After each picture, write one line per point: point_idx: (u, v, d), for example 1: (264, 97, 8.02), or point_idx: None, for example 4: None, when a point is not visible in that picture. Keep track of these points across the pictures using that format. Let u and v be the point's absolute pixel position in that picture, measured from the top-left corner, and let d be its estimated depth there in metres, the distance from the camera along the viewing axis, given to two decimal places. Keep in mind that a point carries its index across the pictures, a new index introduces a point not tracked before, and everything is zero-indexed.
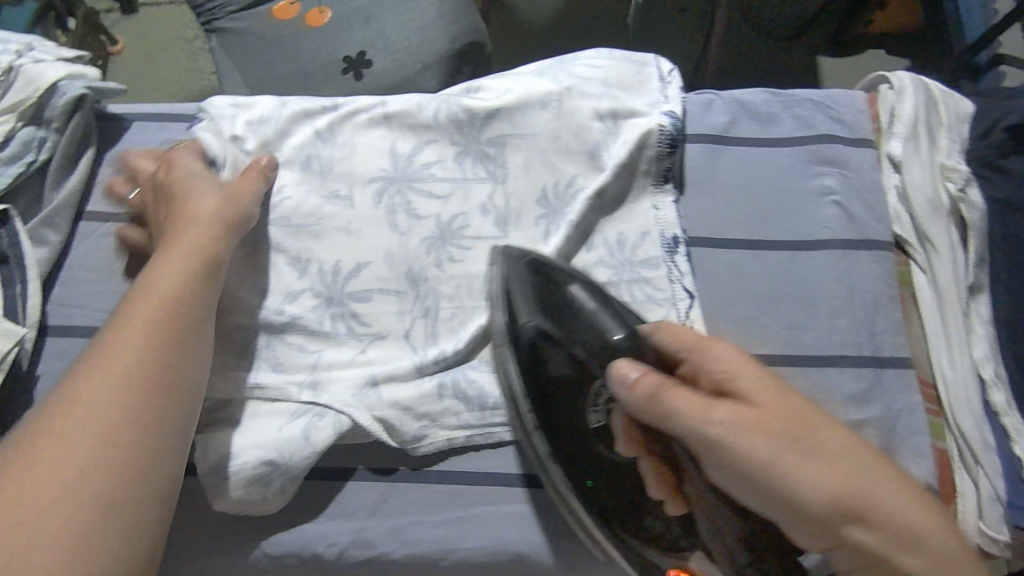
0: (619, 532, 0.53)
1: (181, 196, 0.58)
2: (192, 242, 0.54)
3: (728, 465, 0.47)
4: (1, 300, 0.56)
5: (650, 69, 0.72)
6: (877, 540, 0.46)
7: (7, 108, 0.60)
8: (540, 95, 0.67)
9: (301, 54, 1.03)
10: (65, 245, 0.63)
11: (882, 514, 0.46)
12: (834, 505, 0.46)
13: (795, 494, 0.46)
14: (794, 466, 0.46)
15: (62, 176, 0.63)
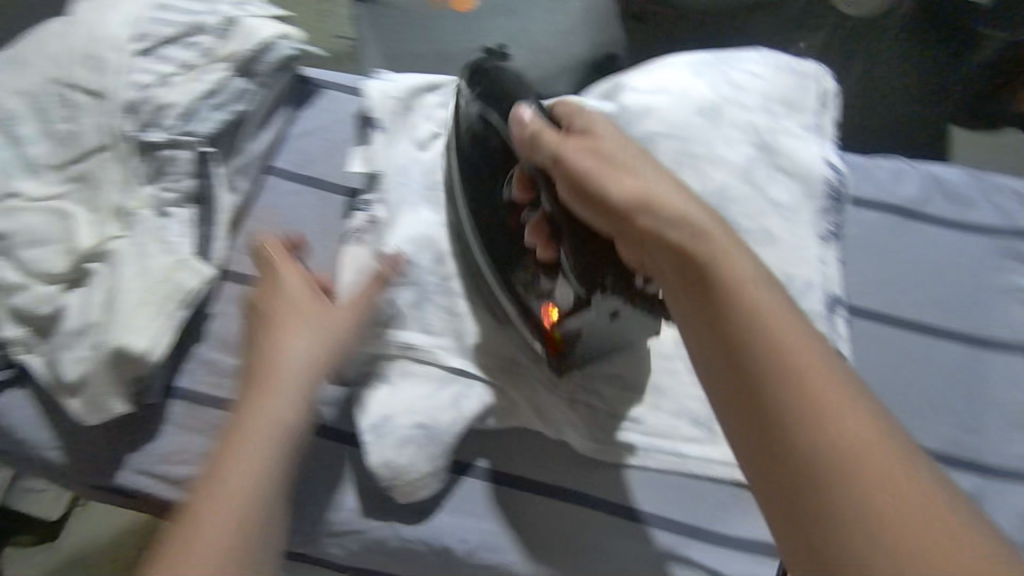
0: (509, 274, 0.57)
1: (274, 321, 0.55)
2: (283, 344, 0.54)
3: (567, 184, 0.50)
4: (197, 238, 0.60)
5: (811, 84, 0.70)
6: (662, 232, 0.46)
7: (223, 58, 0.62)
8: (694, 101, 0.66)
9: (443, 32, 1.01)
10: (252, 196, 0.65)
11: (693, 225, 0.45)
12: (629, 205, 0.47)
13: (603, 188, 0.48)
14: (591, 164, 0.49)
15: (259, 130, 0.66)
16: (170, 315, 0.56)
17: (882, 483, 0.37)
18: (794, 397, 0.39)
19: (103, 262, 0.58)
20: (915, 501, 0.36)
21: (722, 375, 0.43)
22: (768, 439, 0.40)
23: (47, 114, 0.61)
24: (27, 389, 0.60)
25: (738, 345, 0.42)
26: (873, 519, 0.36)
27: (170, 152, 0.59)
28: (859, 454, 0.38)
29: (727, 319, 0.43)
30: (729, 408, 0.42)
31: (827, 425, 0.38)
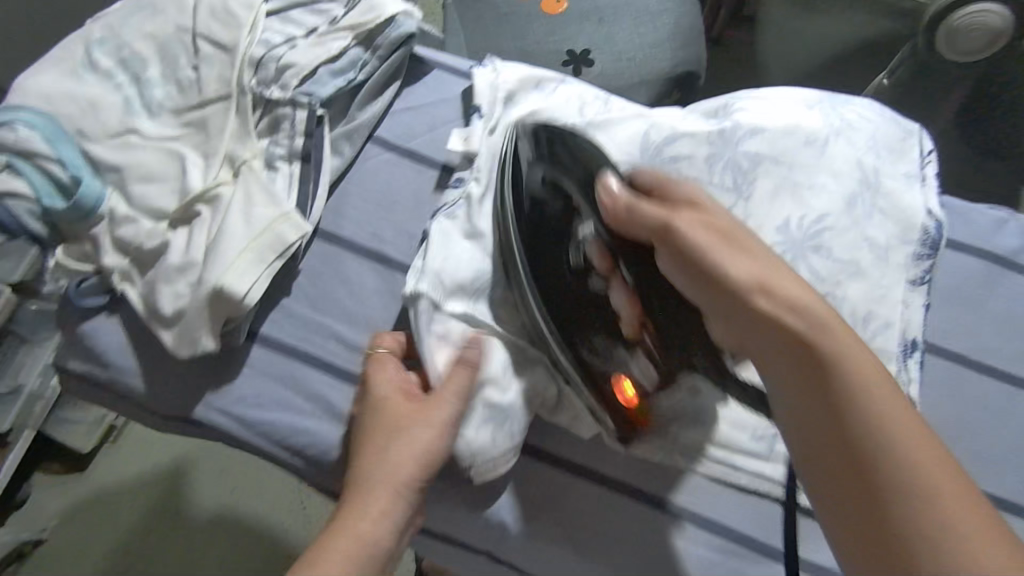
0: (574, 343, 0.54)
1: (383, 427, 0.52)
2: (378, 437, 0.52)
3: (677, 259, 0.49)
4: (299, 194, 0.61)
5: (914, 141, 0.68)
6: (780, 314, 0.45)
7: (348, 27, 0.65)
8: (803, 131, 0.65)
9: (528, 35, 1.07)
10: (353, 161, 0.67)
11: (806, 313, 0.44)
12: (749, 285, 0.46)
13: (711, 254, 0.47)
14: (697, 233, 0.48)
15: (367, 100, 0.68)
16: (268, 264, 0.57)
17: (939, 491, 0.39)
18: (882, 453, 0.40)
19: (211, 206, 0.59)
20: (971, 507, 0.38)
21: (794, 378, 0.44)
22: (851, 443, 0.41)
23: (175, 60, 0.65)
24: (120, 318, 0.61)
25: (845, 429, 0.42)
26: (935, 522, 0.38)
27: (288, 109, 0.62)
28: (914, 475, 0.39)
29: (833, 416, 0.42)
30: (830, 493, 0.42)
31: (891, 424, 0.41)
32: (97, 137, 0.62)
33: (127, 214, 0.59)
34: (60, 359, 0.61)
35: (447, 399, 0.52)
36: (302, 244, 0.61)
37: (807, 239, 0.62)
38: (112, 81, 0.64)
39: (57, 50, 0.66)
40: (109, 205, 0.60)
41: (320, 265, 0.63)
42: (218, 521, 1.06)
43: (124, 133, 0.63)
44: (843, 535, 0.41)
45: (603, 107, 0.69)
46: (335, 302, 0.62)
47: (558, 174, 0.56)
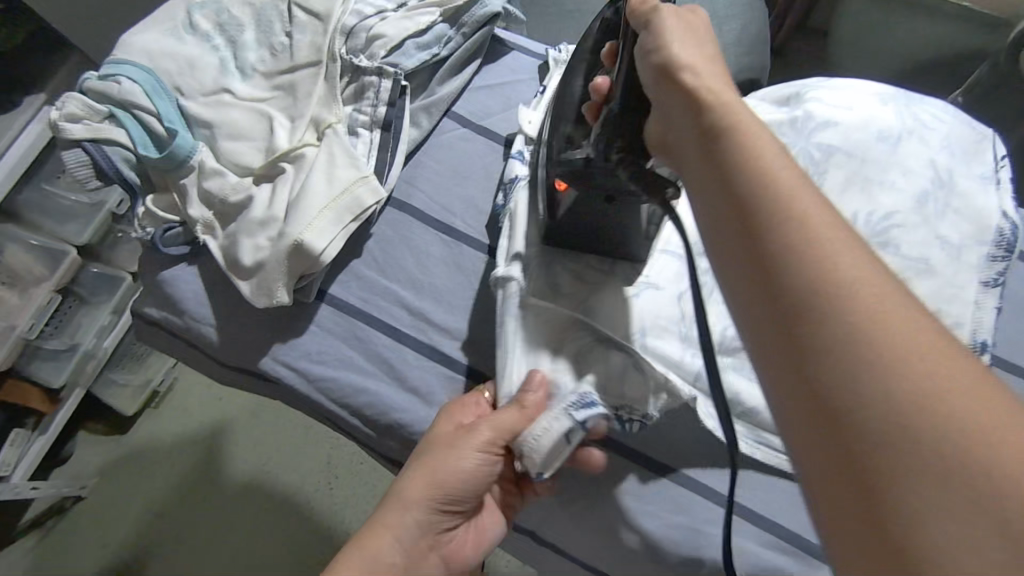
0: (568, 130, 0.55)
1: (416, 448, 0.53)
2: (420, 467, 0.51)
3: (643, 53, 0.46)
4: (377, 161, 0.63)
5: (988, 144, 0.66)
6: (700, 91, 0.41)
7: (437, 4, 0.67)
8: (878, 126, 0.65)
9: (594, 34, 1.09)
10: (429, 133, 0.69)
11: (716, 95, 0.41)
12: (683, 64, 0.43)
13: (667, 45, 0.44)
14: (670, 23, 0.46)
15: (447, 76, 0.70)
16: (345, 224, 0.58)
17: (874, 295, 0.32)
18: (802, 245, 0.34)
19: (295, 164, 0.61)
20: (879, 292, 0.32)
21: (705, 165, 0.39)
22: (741, 219, 0.36)
23: (269, 26, 0.68)
24: (199, 267, 0.63)
25: (748, 208, 0.36)
26: (840, 283, 0.32)
27: (374, 78, 0.64)
28: (848, 262, 0.33)
29: (737, 191, 0.37)
30: (747, 302, 0.35)
31: (777, 192, 0.36)
32: (191, 94, 0.65)
33: (215, 167, 0.62)
34: (140, 304, 0.64)
35: (497, 437, 0.51)
36: (377, 209, 0.63)
37: (874, 235, 0.61)
38: (208, 44, 0.68)
39: (160, 13, 0.70)
40: (198, 157, 0.62)
41: (390, 231, 0.64)
42: (255, 483, 1.09)
43: (218, 92, 0.66)
44: (759, 341, 0.34)
45: None
46: (401, 267, 0.63)
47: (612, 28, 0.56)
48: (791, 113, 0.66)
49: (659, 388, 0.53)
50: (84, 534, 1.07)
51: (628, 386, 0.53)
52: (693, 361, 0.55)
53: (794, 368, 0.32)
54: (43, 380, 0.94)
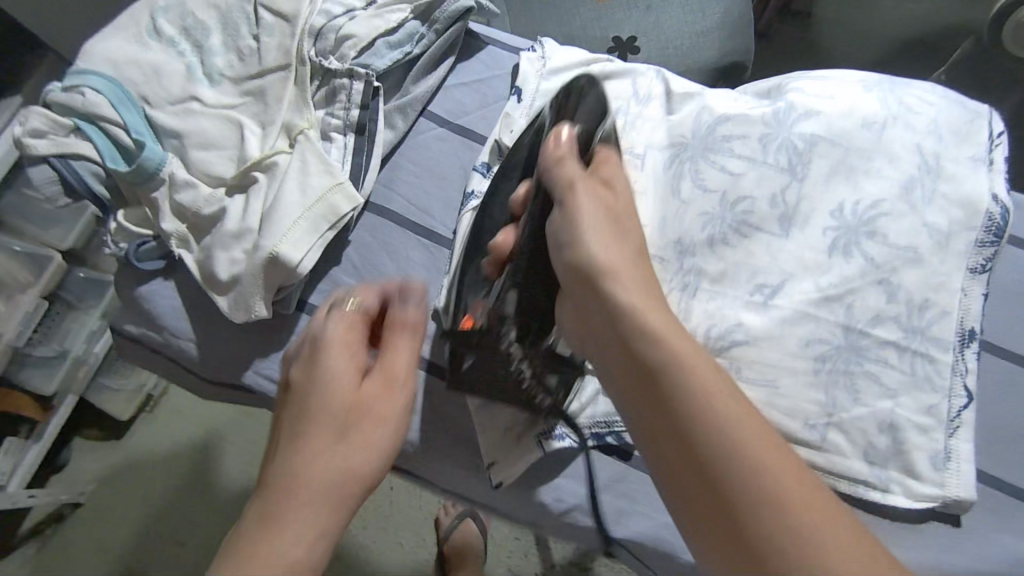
0: (472, 261, 0.55)
1: (301, 415, 0.46)
2: (316, 458, 0.44)
3: (565, 240, 0.49)
4: (354, 165, 0.62)
5: (982, 122, 0.65)
6: (619, 300, 0.44)
7: (408, 1, 0.66)
8: (862, 113, 0.64)
9: (576, 22, 1.08)
10: (405, 134, 0.67)
11: (630, 302, 0.44)
12: (600, 265, 0.46)
13: (582, 234, 0.48)
14: (586, 202, 0.49)
15: (422, 74, 0.68)
16: (322, 233, 0.57)
17: (771, 460, 0.38)
18: (725, 451, 0.38)
19: (268, 173, 0.59)
20: (783, 490, 0.37)
21: (629, 382, 0.43)
22: (676, 440, 0.40)
23: (237, 30, 0.66)
24: (175, 281, 0.61)
25: (678, 427, 0.40)
26: (770, 491, 0.37)
27: (346, 79, 0.63)
28: (756, 457, 0.38)
29: (665, 403, 0.41)
30: (682, 503, 0.39)
31: (694, 399, 0.40)
32: (159, 103, 0.63)
33: (186, 179, 0.59)
34: (117, 320, 0.62)
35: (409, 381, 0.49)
36: (354, 215, 0.61)
37: (860, 225, 0.60)
38: (174, 50, 0.66)
39: (124, 19, 0.68)
40: (169, 169, 0.60)
41: (369, 237, 0.63)
42: (251, 489, 1.08)
43: (186, 101, 0.64)
44: (691, 530, 0.39)
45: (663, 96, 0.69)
46: (382, 273, 0.62)
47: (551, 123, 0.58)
48: (773, 104, 0.66)
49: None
50: (79, 549, 1.05)
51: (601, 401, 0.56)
52: None
53: (725, 547, 0.37)
54: (36, 389, 0.92)
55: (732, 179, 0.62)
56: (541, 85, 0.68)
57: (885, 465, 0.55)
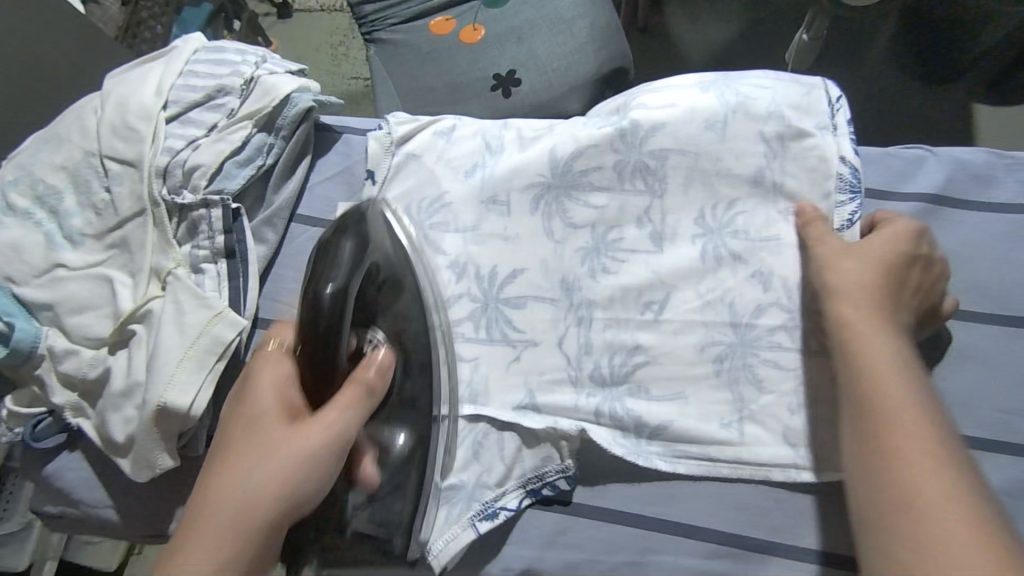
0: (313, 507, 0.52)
1: (271, 380, 0.51)
2: (243, 472, 0.46)
3: (835, 271, 0.55)
4: (230, 292, 0.62)
5: (819, 92, 0.67)
6: (873, 305, 0.52)
7: (246, 115, 0.66)
8: (704, 115, 0.66)
9: (453, 70, 1.14)
10: (280, 244, 0.68)
11: (866, 297, 0.52)
12: (835, 276, 0.55)
13: (830, 258, 0.56)
14: (875, 254, 0.55)
15: (282, 180, 0.69)
16: (212, 368, 0.57)
17: (933, 451, 0.44)
18: (894, 413, 0.46)
19: (144, 323, 0.59)
20: (963, 501, 0.42)
21: (849, 359, 0.50)
22: (860, 397, 0.48)
23: (88, 186, 0.65)
24: (81, 451, 0.61)
25: (870, 388, 0.48)
26: (920, 449, 0.44)
27: (203, 210, 0.63)
28: (920, 490, 0.42)
29: (861, 376, 0.49)
30: (866, 449, 0.46)
31: (906, 405, 0.46)
32: (24, 279, 0.62)
33: (66, 348, 0.59)
34: (35, 503, 0.61)
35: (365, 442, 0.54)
36: (242, 339, 0.62)
37: (723, 227, 0.64)
38: (30, 220, 0.65)
39: None
40: (46, 343, 0.60)
41: None
42: None
43: (51, 269, 0.63)
44: (867, 478, 0.45)
45: (516, 141, 0.71)
46: None
47: (315, 270, 0.53)
48: (621, 124, 0.68)
49: (557, 436, 0.59)
50: None
51: (527, 455, 0.59)
52: (590, 403, 0.60)
53: (884, 484, 0.44)
54: (8, 566, 0.98)
55: (599, 213, 0.66)
56: (394, 162, 0.72)
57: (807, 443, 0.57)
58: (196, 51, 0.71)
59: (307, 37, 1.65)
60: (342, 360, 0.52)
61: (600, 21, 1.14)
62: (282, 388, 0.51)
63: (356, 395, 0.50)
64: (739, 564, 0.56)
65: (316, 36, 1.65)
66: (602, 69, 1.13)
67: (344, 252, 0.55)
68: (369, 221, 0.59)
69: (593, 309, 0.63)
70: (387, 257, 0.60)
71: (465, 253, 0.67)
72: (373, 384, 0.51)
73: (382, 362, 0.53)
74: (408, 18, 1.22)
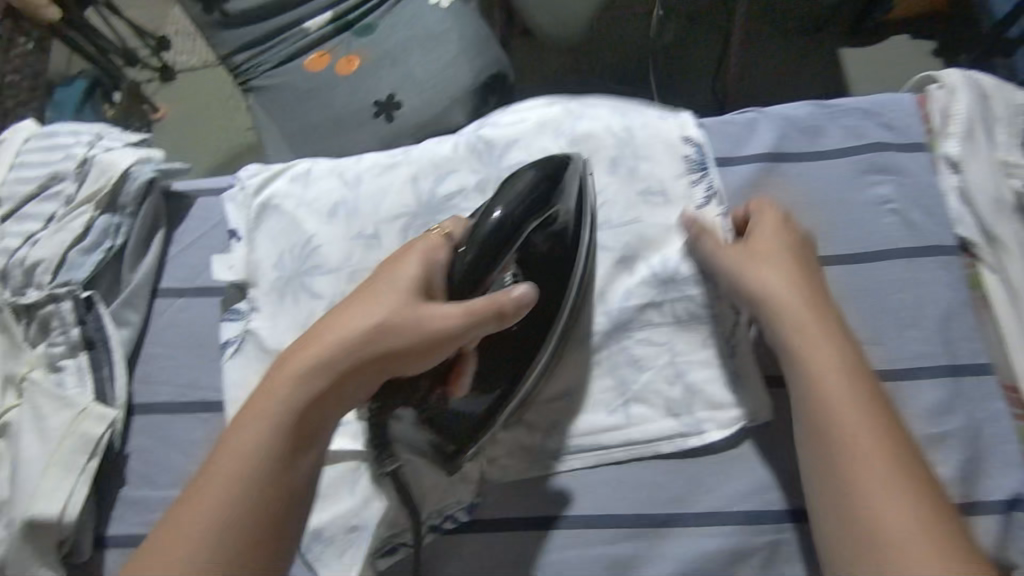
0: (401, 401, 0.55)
1: (386, 276, 0.52)
2: (358, 317, 0.50)
3: (767, 304, 0.55)
4: (93, 382, 0.60)
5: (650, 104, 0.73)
6: (815, 340, 0.52)
7: (86, 199, 0.64)
8: (552, 126, 0.70)
9: (335, 102, 1.13)
10: (145, 323, 0.66)
11: (806, 335, 0.53)
12: (760, 299, 0.56)
13: (754, 281, 0.56)
14: (793, 271, 0.56)
15: (137, 257, 0.67)
16: (83, 467, 0.55)
17: (920, 518, 0.45)
18: (867, 473, 0.47)
19: (6, 435, 0.58)
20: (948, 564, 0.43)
21: (815, 407, 0.50)
22: (836, 456, 0.48)
23: None
24: None
25: (844, 435, 0.48)
26: (904, 518, 0.45)
27: (51, 306, 0.60)
28: (889, 514, 0.45)
29: (833, 431, 0.49)
30: (843, 517, 0.47)
31: (875, 464, 0.47)
32: None
33: None
34: None
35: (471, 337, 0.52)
36: (114, 430, 0.59)
37: None
38: None
39: None
40: None
41: (146, 439, 0.62)
42: None
43: None
44: (848, 550, 0.46)
45: (369, 166, 0.70)
46: (174, 469, 0.60)
47: (532, 185, 0.57)
48: (476, 145, 0.70)
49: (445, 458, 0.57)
50: None
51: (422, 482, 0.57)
52: None
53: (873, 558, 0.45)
54: None
55: None
56: (251, 214, 0.69)
57: (691, 411, 0.60)
58: (29, 138, 0.68)
59: (194, 95, 1.58)
60: (519, 231, 0.55)
61: (467, 33, 1.16)
62: (430, 272, 0.53)
63: (478, 308, 0.51)
64: (642, 545, 0.57)
65: (203, 93, 1.58)
66: (479, 78, 1.14)
67: (534, 185, 0.57)
68: (566, 189, 0.60)
69: None
70: (573, 222, 0.61)
71: (342, 293, 0.65)
72: (501, 314, 0.51)
73: (521, 297, 0.52)
74: (281, 61, 1.19)
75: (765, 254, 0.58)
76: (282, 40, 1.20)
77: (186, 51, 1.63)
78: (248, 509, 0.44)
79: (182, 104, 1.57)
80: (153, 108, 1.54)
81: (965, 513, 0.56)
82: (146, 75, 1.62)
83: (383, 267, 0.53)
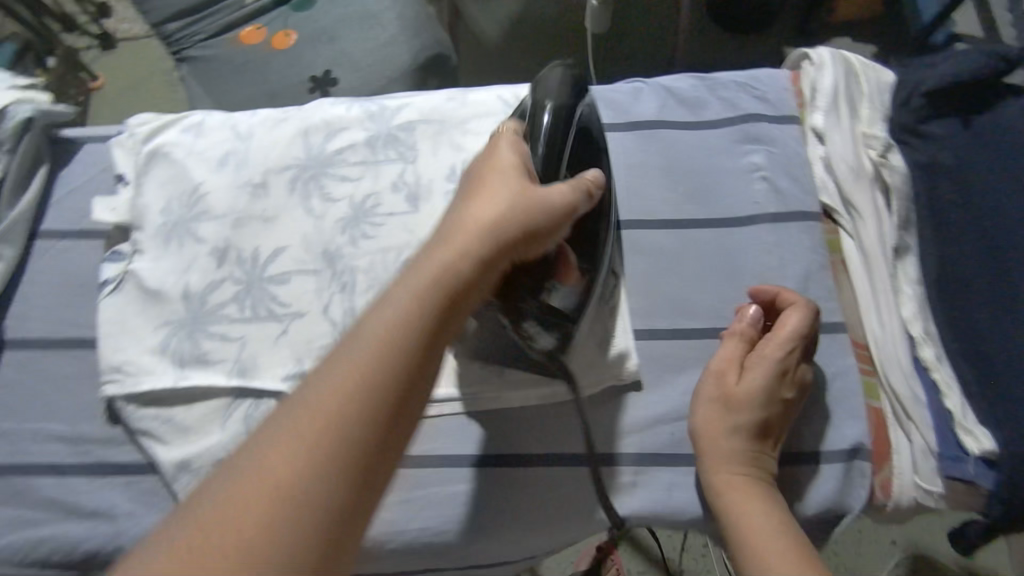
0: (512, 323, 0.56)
1: (485, 173, 0.52)
2: (484, 209, 0.49)
3: (713, 448, 0.57)
4: None
5: None
6: (745, 478, 0.55)
7: None
8: (445, 93, 0.72)
9: (266, 72, 1.12)
10: (23, 261, 0.66)
11: (742, 484, 0.55)
12: (706, 437, 0.57)
13: (713, 415, 0.58)
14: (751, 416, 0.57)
15: (16, 195, 0.66)
16: None
17: None
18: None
19: None
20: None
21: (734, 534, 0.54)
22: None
23: None
24: None
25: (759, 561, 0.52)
26: None
27: None
28: None
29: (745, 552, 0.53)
30: None
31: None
32: None
33: None
34: None
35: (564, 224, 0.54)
36: None
37: None
38: None
39: None
40: None
41: (17, 374, 0.61)
42: None
43: None
44: None
45: (260, 120, 0.70)
46: (45, 403, 0.60)
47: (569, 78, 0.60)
48: (370, 106, 0.71)
49: None
50: None
51: None
52: None
53: None
54: None
55: (354, 186, 0.67)
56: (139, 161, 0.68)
57: None
58: None
59: (135, 63, 1.54)
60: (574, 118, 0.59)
61: (407, 14, 1.14)
62: (523, 159, 0.54)
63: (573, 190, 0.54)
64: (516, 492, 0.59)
65: (146, 62, 1.54)
66: (418, 57, 1.12)
67: (569, 79, 0.60)
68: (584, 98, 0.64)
69: (356, 273, 0.63)
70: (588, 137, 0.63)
71: (225, 239, 0.64)
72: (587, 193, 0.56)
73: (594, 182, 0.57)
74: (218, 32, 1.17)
75: (742, 381, 0.58)
76: (217, 11, 1.18)
77: (129, 19, 1.58)
78: (414, 375, 0.43)
79: (119, 74, 1.53)
80: (91, 76, 1.49)
81: (809, 460, 0.60)
82: (84, 43, 1.56)
83: (471, 171, 0.53)
